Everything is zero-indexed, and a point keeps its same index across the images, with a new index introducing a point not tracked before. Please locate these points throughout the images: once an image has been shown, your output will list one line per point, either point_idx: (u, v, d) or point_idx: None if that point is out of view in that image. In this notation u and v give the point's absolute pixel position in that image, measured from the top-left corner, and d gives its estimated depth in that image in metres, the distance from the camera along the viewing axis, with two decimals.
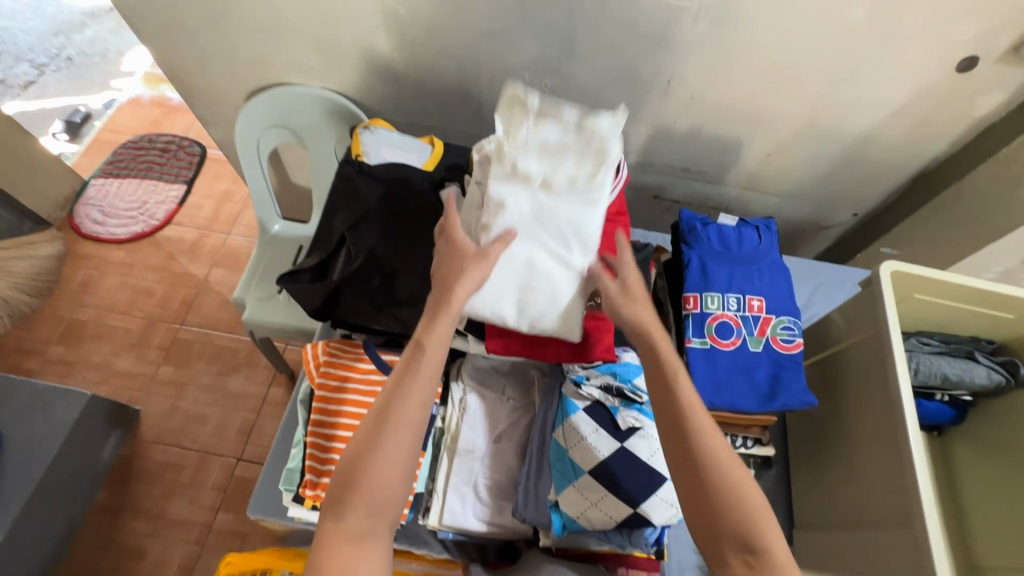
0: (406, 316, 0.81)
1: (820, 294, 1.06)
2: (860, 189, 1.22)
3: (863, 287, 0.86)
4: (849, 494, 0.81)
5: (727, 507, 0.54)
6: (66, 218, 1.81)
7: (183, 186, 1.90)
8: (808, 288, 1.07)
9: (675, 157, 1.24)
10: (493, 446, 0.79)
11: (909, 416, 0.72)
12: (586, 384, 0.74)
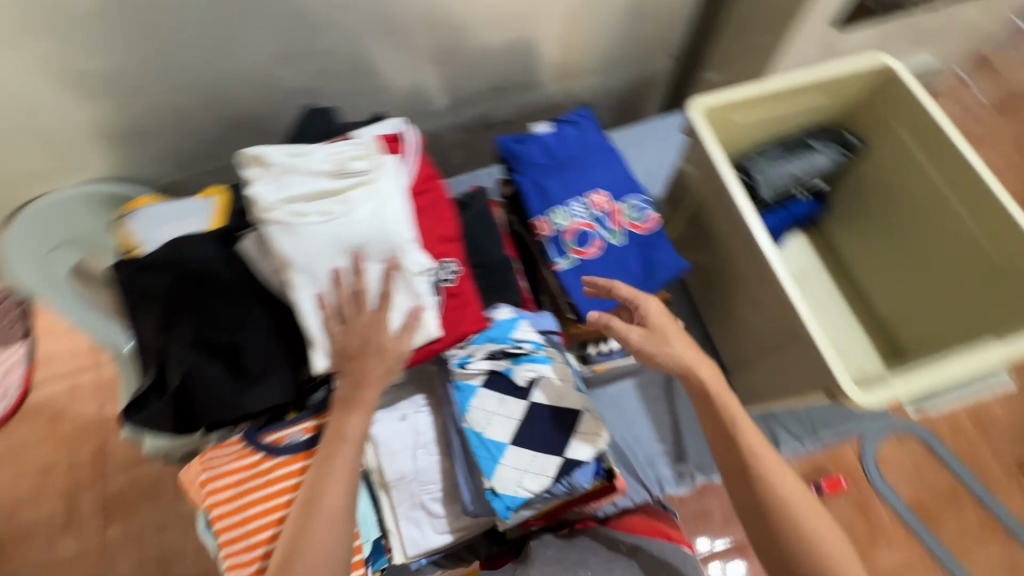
0: (270, 388, 0.74)
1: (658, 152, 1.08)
2: (662, 31, 1.19)
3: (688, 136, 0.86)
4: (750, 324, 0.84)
5: (798, 547, 0.65)
6: None
7: (21, 335, 1.32)
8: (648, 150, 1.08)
9: (481, 82, 1.16)
10: (419, 460, 0.75)
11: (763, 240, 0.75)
12: (472, 362, 0.70)
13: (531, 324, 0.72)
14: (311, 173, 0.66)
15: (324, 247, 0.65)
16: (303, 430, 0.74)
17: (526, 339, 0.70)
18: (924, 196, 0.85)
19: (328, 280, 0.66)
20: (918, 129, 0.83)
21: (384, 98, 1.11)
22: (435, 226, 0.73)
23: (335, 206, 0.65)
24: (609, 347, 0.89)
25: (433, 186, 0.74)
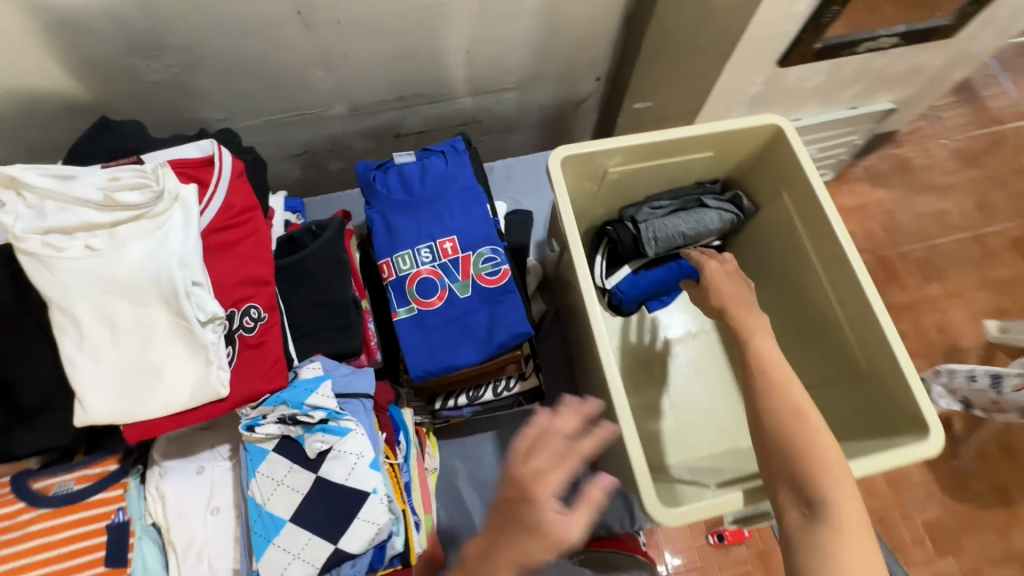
0: (40, 431, 0.65)
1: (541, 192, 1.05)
2: (583, 54, 1.10)
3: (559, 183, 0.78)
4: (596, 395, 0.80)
5: (806, 457, 0.53)
6: None
7: None
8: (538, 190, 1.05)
9: (381, 90, 1.06)
10: (209, 521, 0.68)
11: (594, 315, 0.69)
12: (261, 425, 0.63)
13: (335, 386, 0.64)
14: (75, 201, 0.57)
15: (86, 289, 0.57)
16: (77, 479, 0.66)
17: (320, 407, 0.62)
18: (807, 276, 0.78)
19: (90, 326, 0.58)
20: (803, 202, 0.75)
21: (268, 98, 1.01)
22: (240, 268, 0.65)
23: (95, 242, 0.57)
24: (457, 404, 0.81)
25: (245, 221, 0.66)
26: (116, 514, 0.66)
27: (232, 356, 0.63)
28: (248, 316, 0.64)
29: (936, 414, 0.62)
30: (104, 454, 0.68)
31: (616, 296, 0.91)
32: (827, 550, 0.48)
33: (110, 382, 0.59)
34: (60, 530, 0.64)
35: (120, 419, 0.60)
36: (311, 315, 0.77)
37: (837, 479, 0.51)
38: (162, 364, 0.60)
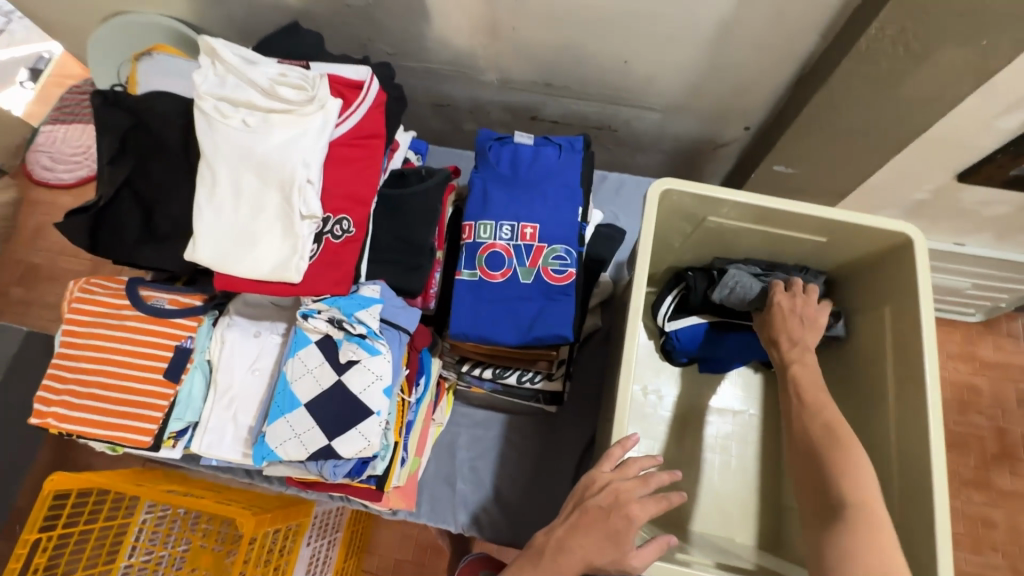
0: (160, 253, 0.79)
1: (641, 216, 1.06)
2: (740, 98, 1.06)
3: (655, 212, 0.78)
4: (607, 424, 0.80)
5: (839, 479, 0.58)
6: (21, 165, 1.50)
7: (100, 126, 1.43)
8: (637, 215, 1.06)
9: (533, 72, 1.11)
10: (249, 377, 0.79)
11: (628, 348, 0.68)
12: (314, 318, 0.72)
13: (381, 311, 0.71)
14: (247, 81, 0.68)
15: (230, 154, 0.69)
16: (169, 300, 0.80)
17: (363, 323, 0.69)
18: (876, 406, 0.71)
19: (222, 184, 0.70)
20: (903, 329, 0.69)
21: (435, 48, 1.10)
22: (349, 182, 0.73)
23: (250, 119, 0.68)
24: (481, 375, 0.85)
25: (367, 145, 0.74)
26: (185, 339, 0.79)
27: (314, 252, 0.71)
28: (339, 224, 0.73)
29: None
30: (195, 290, 0.81)
31: (674, 341, 0.89)
32: (840, 549, 0.54)
33: (219, 234, 0.71)
34: (143, 333, 0.78)
35: (215, 266, 0.71)
36: (391, 245, 0.84)
37: (860, 485, 0.57)
38: (260, 236, 0.70)
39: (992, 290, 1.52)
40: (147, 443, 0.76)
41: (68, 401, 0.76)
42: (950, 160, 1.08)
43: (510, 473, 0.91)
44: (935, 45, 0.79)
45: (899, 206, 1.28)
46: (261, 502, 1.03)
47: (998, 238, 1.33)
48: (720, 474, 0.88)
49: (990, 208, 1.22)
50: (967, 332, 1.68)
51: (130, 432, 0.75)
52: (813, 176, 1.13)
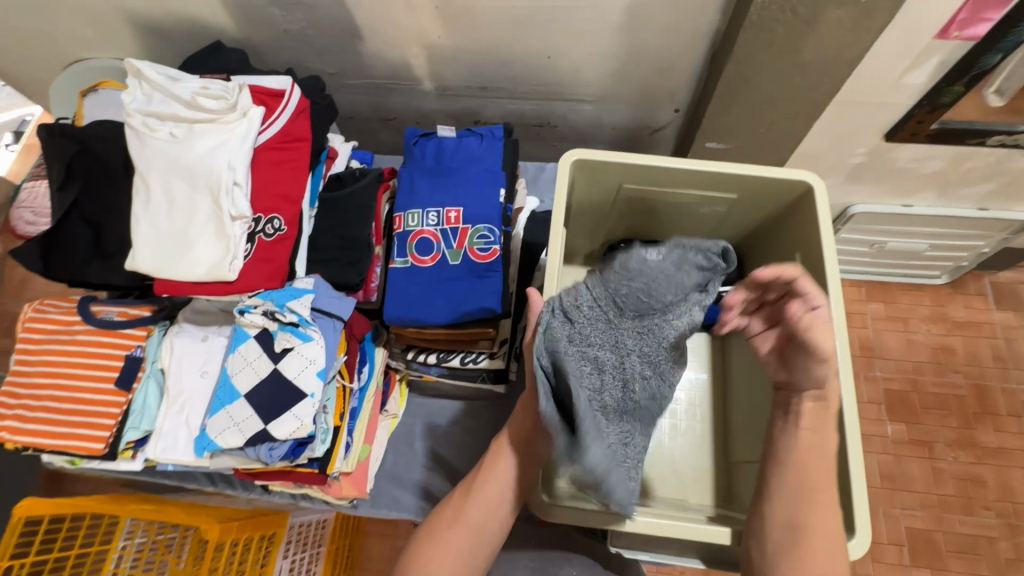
0: (108, 269, 0.83)
1: None
2: (663, 81, 1.11)
3: (573, 185, 0.82)
4: None
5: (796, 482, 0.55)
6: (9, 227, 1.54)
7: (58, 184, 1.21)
8: None
9: (466, 76, 1.17)
10: (198, 381, 0.81)
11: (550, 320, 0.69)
12: (250, 312, 0.74)
13: (313, 301, 0.74)
14: (173, 96, 0.74)
15: (160, 163, 0.73)
16: (118, 313, 0.83)
17: (294, 311, 0.72)
18: None
19: (156, 193, 0.74)
20: (811, 270, 0.72)
21: (372, 63, 1.15)
22: (277, 183, 0.77)
23: (178, 130, 0.74)
24: (426, 360, 0.88)
25: (293, 148, 0.79)
26: (136, 348, 0.82)
27: (245, 252, 0.75)
28: (270, 223, 0.76)
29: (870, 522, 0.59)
30: (144, 301, 0.85)
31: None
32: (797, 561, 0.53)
33: (155, 240, 0.74)
34: (94, 345, 0.81)
35: (153, 272, 0.75)
36: (330, 244, 0.88)
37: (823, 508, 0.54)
38: (193, 239, 0.74)
39: (951, 249, 1.54)
40: (100, 451, 0.78)
41: (20, 417, 0.79)
42: (873, 121, 1.12)
43: (467, 458, 0.92)
44: (822, 8, 0.83)
45: (838, 171, 1.31)
46: (232, 514, 1.04)
47: (943, 194, 1.36)
48: (670, 437, 0.90)
49: (926, 164, 1.25)
50: (936, 294, 1.69)
51: (82, 440, 0.77)
52: (746, 148, 1.17)
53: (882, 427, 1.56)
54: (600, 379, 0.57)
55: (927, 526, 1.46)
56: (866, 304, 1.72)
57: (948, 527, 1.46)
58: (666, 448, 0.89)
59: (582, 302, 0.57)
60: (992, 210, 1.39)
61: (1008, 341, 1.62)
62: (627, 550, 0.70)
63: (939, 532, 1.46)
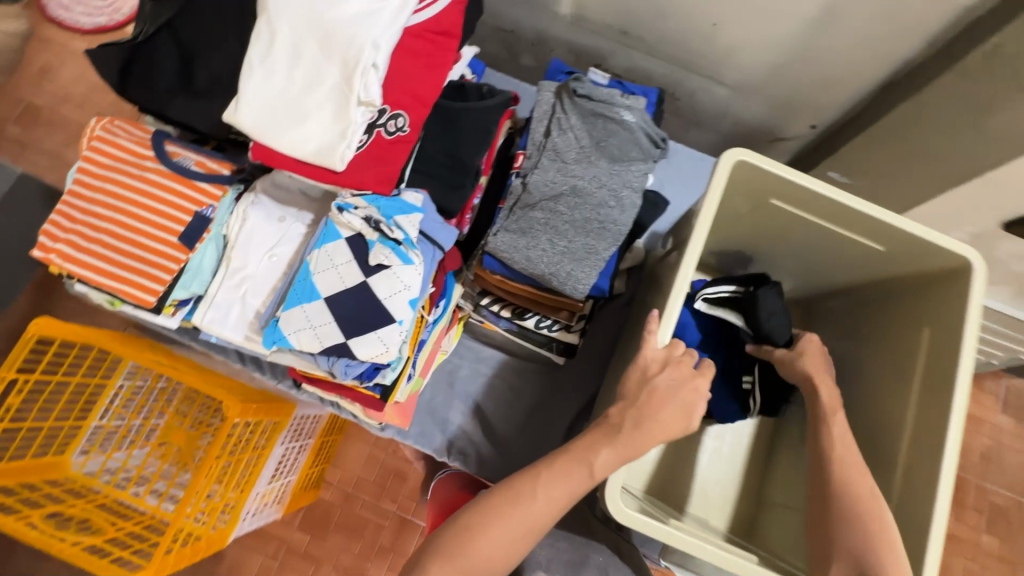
0: (194, 109, 0.73)
1: (681, 184, 1.03)
2: (817, 94, 1.02)
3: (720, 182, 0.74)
4: (613, 384, 0.79)
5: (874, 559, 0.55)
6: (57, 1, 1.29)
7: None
8: (680, 185, 1.03)
9: (612, 15, 1.04)
10: (264, 261, 0.76)
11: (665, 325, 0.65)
12: (349, 213, 0.68)
13: (421, 222, 0.68)
14: None
15: (295, 12, 0.63)
16: (195, 162, 0.75)
17: (400, 229, 0.66)
18: (892, 427, 0.71)
19: (278, 44, 0.65)
20: (938, 353, 0.68)
21: None
22: (412, 77, 0.68)
23: None
24: (498, 312, 0.83)
25: (441, 41, 0.69)
26: (206, 208, 0.74)
27: (361, 144, 0.67)
28: (395, 121, 0.68)
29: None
30: (225, 158, 0.77)
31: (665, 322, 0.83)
32: None
33: (265, 99, 0.65)
34: (163, 190, 0.73)
35: (254, 133, 0.66)
36: (436, 159, 0.80)
37: None
38: (307, 112, 0.65)
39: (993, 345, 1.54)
40: (151, 305, 0.73)
41: (71, 242, 0.72)
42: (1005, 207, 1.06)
43: (505, 415, 0.90)
44: None
45: None
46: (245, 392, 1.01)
47: (1016, 297, 1.34)
48: (707, 459, 0.89)
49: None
50: None
51: (134, 289, 0.72)
52: None
53: None
54: (557, 188, 0.72)
55: None
56: None
57: None
58: (704, 466, 0.88)
59: (570, 136, 0.74)
60: None
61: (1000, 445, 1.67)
62: None
63: None
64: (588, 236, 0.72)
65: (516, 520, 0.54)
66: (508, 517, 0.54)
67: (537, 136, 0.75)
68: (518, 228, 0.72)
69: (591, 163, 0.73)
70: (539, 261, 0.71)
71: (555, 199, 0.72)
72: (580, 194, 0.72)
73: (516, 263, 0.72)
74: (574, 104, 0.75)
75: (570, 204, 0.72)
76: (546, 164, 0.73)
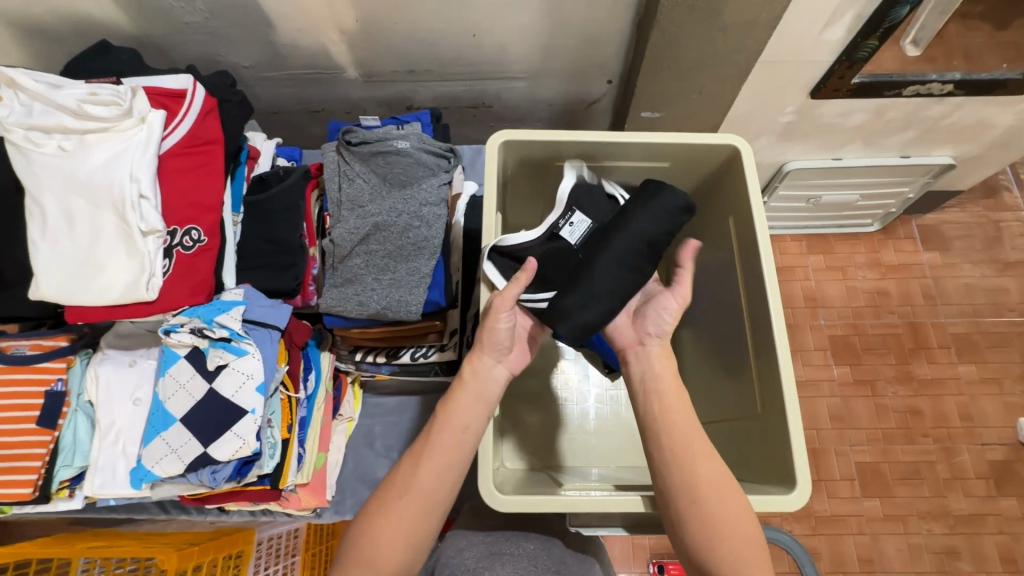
0: (10, 300, 0.75)
1: None
2: (593, 53, 1.10)
3: (505, 166, 0.80)
4: None
5: (694, 467, 0.57)
6: None
7: None
8: None
9: (393, 61, 1.11)
10: (129, 408, 0.77)
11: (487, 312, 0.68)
12: (177, 332, 0.71)
13: (244, 313, 0.71)
14: (58, 106, 0.67)
15: (52, 180, 0.67)
16: (30, 345, 0.77)
17: (224, 326, 0.69)
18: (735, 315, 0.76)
19: (50, 213, 0.68)
20: (743, 231, 0.73)
21: (289, 55, 1.08)
22: (189, 191, 0.73)
23: (68, 144, 0.68)
24: (374, 360, 0.86)
25: (204, 152, 0.74)
26: (55, 382, 0.76)
27: (163, 269, 0.70)
28: (189, 235, 0.72)
29: (809, 476, 0.60)
30: (58, 331, 0.79)
31: None
32: (709, 523, 0.55)
33: (57, 265, 0.68)
34: (5, 383, 0.74)
35: (61, 299, 0.69)
36: (260, 249, 0.84)
37: (714, 494, 0.56)
38: (101, 262, 0.68)
39: (881, 196, 1.62)
40: (29, 495, 0.73)
41: None
42: (798, 78, 1.15)
43: None
44: None
45: (771, 131, 1.35)
46: (193, 538, 1.00)
47: (867, 146, 1.42)
48: (615, 411, 0.92)
49: (851, 118, 1.30)
50: (869, 242, 1.78)
51: (5, 488, 0.72)
52: (680, 114, 1.17)
53: (829, 372, 1.64)
54: (363, 232, 0.77)
55: (874, 458, 1.56)
56: (807, 257, 1.79)
57: (891, 457, 1.56)
58: (619, 416, 0.92)
59: (359, 182, 0.79)
60: (913, 156, 1.46)
61: (936, 279, 1.73)
62: (588, 527, 0.71)
63: (885, 463, 1.55)
64: (406, 262, 0.77)
65: (403, 508, 0.56)
66: (395, 507, 0.56)
67: (332, 193, 0.80)
68: (343, 281, 0.77)
69: (386, 199, 0.78)
70: (371, 302, 0.76)
71: (365, 242, 0.77)
72: (384, 229, 0.77)
73: (353, 313, 0.76)
74: (354, 154, 0.80)
75: (379, 241, 0.77)
76: (346, 214, 0.77)
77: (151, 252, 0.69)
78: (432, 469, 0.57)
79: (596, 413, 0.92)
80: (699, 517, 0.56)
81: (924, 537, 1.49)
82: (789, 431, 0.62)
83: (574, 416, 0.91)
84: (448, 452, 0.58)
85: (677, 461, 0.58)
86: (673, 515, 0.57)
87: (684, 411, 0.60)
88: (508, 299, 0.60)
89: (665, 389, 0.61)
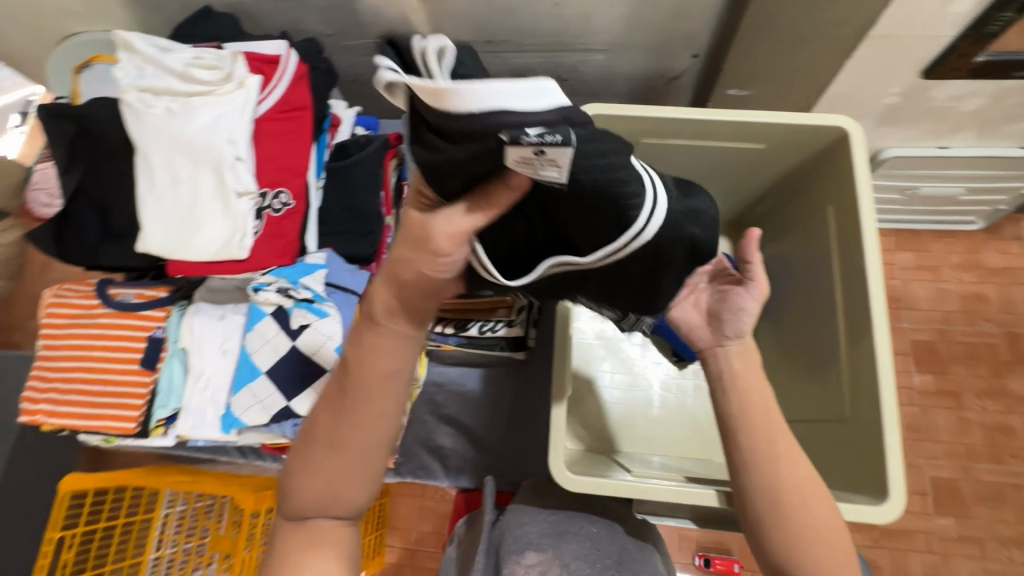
0: (120, 252, 0.82)
1: None
2: (681, 24, 1.04)
3: None
4: None
5: (778, 472, 0.55)
6: (22, 207, 1.46)
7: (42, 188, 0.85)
8: None
9: (471, 31, 1.09)
10: (219, 358, 0.82)
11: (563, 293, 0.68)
12: (264, 290, 0.74)
13: (326, 276, 0.74)
14: (168, 71, 0.71)
15: (159, 140, 0.71)
16: (135, 295, 0.84)
17: (309, 288, 0.73)
18: (826, 312, 0.71)
19: (157, 171, 0.72)
20: (845, 221, 0.68)
21: (370, 23, 1.08)
22: (280, 155, 0.75)
23: (175, 106, 0.72)
24: (443, 330, 0.88)
25: (295, 117, 0.76)
26: (156, 330, 0.83)
27: (254, 230, 0.73)
28: (279, 198, 0.75)
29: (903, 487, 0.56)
30: (159, 283, 0.85)
31: None
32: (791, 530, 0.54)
33: (161, 220, 0.73)
34: (116, 327, 0.82)
35: (164, 253, 0.74)
36: (339, 216, 0.86)
37: (799, 501, 0.54)
38: (199, 219, 0.72)
39: (989, 191, 1.46)
40: (133, 429, 0.81)
41: (52, 399, 0.82)
42: (910, 56, 1.04)
43: (491, 425, 0.93)
44: None
45: (869, 115, 1.24)
46: (266, 482, 1.07)
47: (981, 135, 1.28)
48: (678, 400, 0.90)
49: (966, 102, 1.17)
50: (969, 240, 1.62)
51: (115, 420, 0.80)
52: (770, 93, 1.09)
53: (908, 379, 1.53)
54: None
55: (953, 475, 1.44)
56: (894, 254, 1.65)
57: (973, 476, 1.44)
58: (684, 405, 0.89)
59: None
60: None
61: None
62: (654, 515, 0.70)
63: (964, 481, 1.44)
64: None
65: (336, 462, 0.54)
66: (318, 464, 0.54)
67: None
68: None
69: None
70: None
71: None
72: None
73: None
74: None
75: None
76: None
77: (244, 212, 0.72)
78: (349, 424, 0.54)
79: (660, 400, 0.90)
80: (781, 519, 0.54)
81: (1001, 564, 1.38)
82: (883, 439, 0.58)
83: (639, 402, 0.90)
84: (368, 406, 0.53)
85: (758, 464, 0.56)
86: (752, 516, 0.56)
87: (767, 413, 0.58)
88: (455, 232, 0.44)
89: (747, 384, 0.59)
